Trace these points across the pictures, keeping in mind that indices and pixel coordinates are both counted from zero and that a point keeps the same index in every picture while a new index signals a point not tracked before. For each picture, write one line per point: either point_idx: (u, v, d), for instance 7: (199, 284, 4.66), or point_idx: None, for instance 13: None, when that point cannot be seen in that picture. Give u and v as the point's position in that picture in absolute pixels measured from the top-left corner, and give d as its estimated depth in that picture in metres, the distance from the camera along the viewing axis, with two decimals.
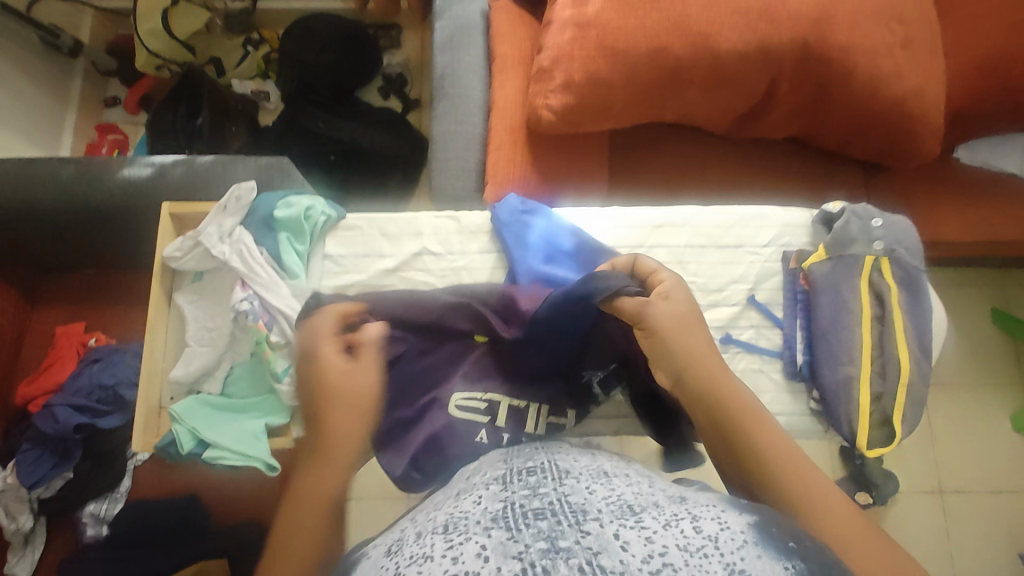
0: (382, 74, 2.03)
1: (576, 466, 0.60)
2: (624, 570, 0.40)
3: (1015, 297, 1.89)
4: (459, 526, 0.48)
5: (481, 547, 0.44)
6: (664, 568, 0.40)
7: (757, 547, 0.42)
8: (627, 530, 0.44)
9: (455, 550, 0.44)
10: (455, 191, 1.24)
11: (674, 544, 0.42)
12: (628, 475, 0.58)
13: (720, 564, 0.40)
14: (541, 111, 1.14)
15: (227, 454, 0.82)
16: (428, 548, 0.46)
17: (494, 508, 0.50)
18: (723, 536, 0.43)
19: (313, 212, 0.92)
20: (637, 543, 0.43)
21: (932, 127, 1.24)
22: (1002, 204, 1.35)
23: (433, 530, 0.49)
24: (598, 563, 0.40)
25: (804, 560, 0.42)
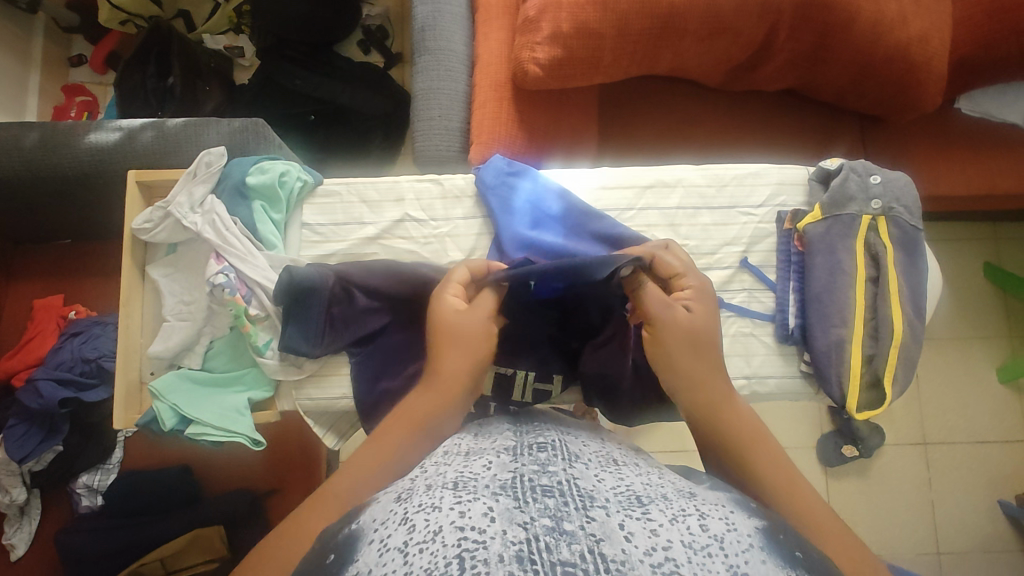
0: (361, 27, 1.93)
1: (586, 450, 0.59)
2: (626, 559, 0.39)
3: (1009, 250, 1.88)
4: (468, 486, 0.47)
5: (487, 509, 0.43)
6: (667, 563, 0.39)
7: (763, 552, 0.42)
8: (633, 521, 0.43)
9: (463, 505, 0.44)
10: (438, 152, 1.18)
11: (679, 540, 0.41)
12: (636, 465, 0.58)
13: (723, 565, 0.40)
14: (528, 65, 1.08)
15: (210, 430, 0.80)
16: (436, 500, 0.45)
17: (504, 476, 0.49)
18: (729, 538, 0.43)
19: (288, 178, 0.88)
20: (641, 535, 0.41)
21: (936, 77, 1.18)
22: (1001, 157, 1.31)
23: (443, 485, 0.48)
24: (601, 551, 0.39)
25: (808, 570, 0.42)
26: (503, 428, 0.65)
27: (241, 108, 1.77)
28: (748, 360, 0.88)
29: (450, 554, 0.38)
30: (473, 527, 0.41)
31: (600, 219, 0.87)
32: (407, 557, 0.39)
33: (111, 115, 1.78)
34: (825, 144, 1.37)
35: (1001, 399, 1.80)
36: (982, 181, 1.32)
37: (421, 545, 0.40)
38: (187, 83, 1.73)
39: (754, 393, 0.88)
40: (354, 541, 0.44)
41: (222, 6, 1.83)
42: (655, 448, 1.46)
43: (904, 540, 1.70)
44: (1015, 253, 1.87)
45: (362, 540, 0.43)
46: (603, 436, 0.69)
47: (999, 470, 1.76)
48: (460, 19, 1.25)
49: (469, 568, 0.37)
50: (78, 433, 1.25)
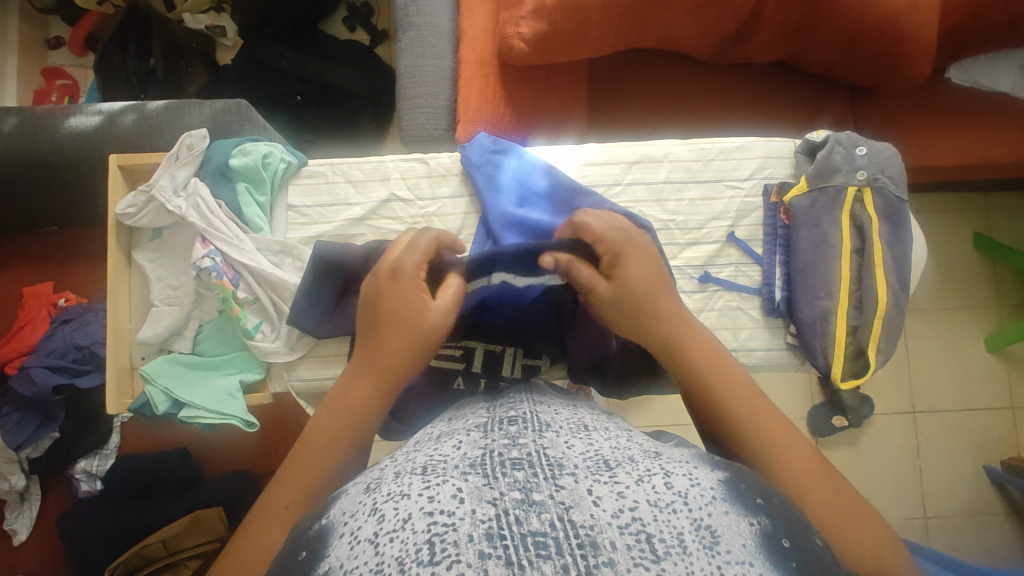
0: (346, 3, 1.89)
1: (557, 419, 0.59)
2: (594, 524, 0.40)
3: (998, 219, 1.88)
4: (437, 468, 0.48)
5: (456, 491, 0.44)
6: (634, 523, 0.41)
7: (725, 504, 0.44)
8: (600, 485, 0.44)
9: (432, 489, 0.45)
10: (425, 131, 1.17)
11: (645, 500, 0.43)
12: (607, 429, 0.59)
13: (688, 520, 0.42)
14: (513, 41, 1.06)
15: (202, 413, 0.81)
16: (405, 487, 0.46)
17: (473, 454, 0.50)
18: (694, 493, 0.45)
19: (271, 159, 0.87)
20: (609, 498, 0.43)
21: (927, 47, 1.17)
22: (991, 126, 1.31)
23: (412, 471, 0.49)
24: (570, 517, 0.40)
25: (770, 517, 0.44)
26: (480, 407, 0.66)
27: (225, 90, 1.74)
28: (735, 334, 0.89)
29: (421, 540, 0.40)
30: (442, 511, 0.42)
31: (587, 195, 0.87)
32: (379, 547, 0.41)
33: (94, 99, 1.75)
34: (815, 117, 1.36)
35: (988, 367, 1.82)
36: (972, 151, 1.32)
37: (391, 534, 0.41)
38: (169, 65, 1.70)
39: (741, 365, 0.89)
40: (326, 534, 0.45)
41: None
42: (649, 421, 1.48)
43: (892, 506, 1.75)
44: (1004, 221, 1.88)
45: (333, 534, 0.45)
46: (583, 405, 0.71)
47: (986, 436, 1.79)
48: None
49: (440, 552, 0.39)
50: (74, 419, 1.25)
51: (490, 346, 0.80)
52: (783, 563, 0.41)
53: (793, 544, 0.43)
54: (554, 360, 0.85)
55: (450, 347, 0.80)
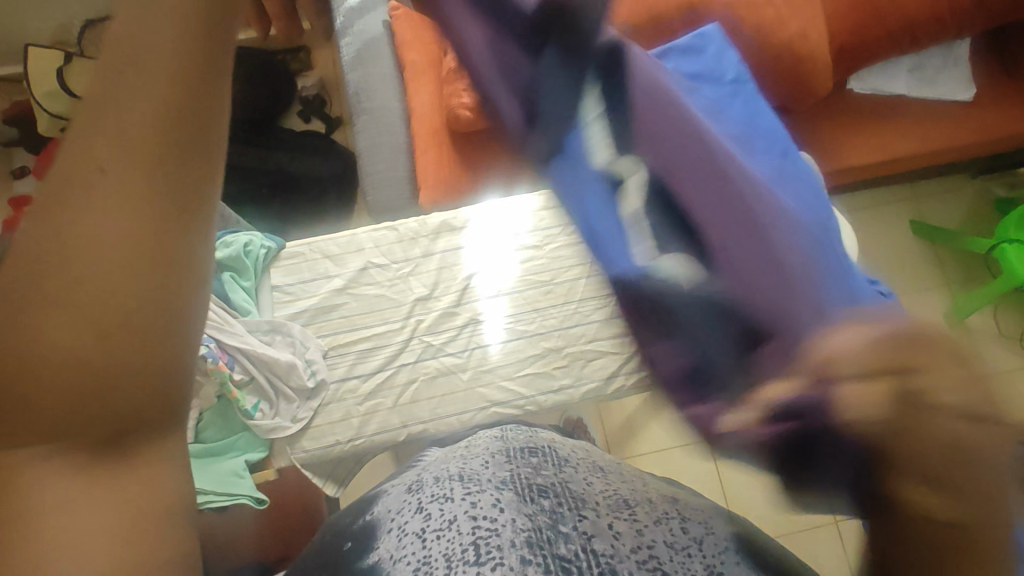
0: (299, 98, 2.06)
1: (572, 456, 0.73)
2: (613, 552, 0.53)
3: (926, 208, 2.10)
4: (474, 479, 0.61)
5: (495, 499, 0.57)
6: (650, 560, 0.52)
7: (736, 555, 0.54)
8: (620, 522, 0.57)
9: (473, 496, 0.58)
10: (391, 201, 1.25)
11: (660, 539, 0.55)
12: (619, 470, 0.72)
13: (700, 563, 0.52)
14: (459, 111, 1.17)
15: (211, 498, 0.81)
16: (448, 492, 0.59)
17: (503, 473, 0.63)
18: (707, 540, 0.55)
19: (252, 247, 0.93)
20: (628, 534, 0.55)
21: (823, 64, 1.37)
22: (884, 123, 1.58)
23: (451, 477, 0.62)
24: (593, 546, 0.53)
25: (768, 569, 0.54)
26: (486, 437, 0.76)
27: None
28: None
29: (466, 540, 0.52)
30: (484, 518, 0.54)
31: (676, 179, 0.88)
32: (426, 541, 0.54)
33: None
34: None
35: None
36: (881, 147, 1.57)
37: (438, 531, 0.54)
38: None
39: None
40: (374, 528, 0.59)
41: None
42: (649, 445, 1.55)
43: None
44: (931, 209, 2.09)
45: (382, 527, 0.58)
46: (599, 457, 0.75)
47: None
48: (389, 77, 1.33)
49: (485, 553, 0.51)
50: None
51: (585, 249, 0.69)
52: None
53: None
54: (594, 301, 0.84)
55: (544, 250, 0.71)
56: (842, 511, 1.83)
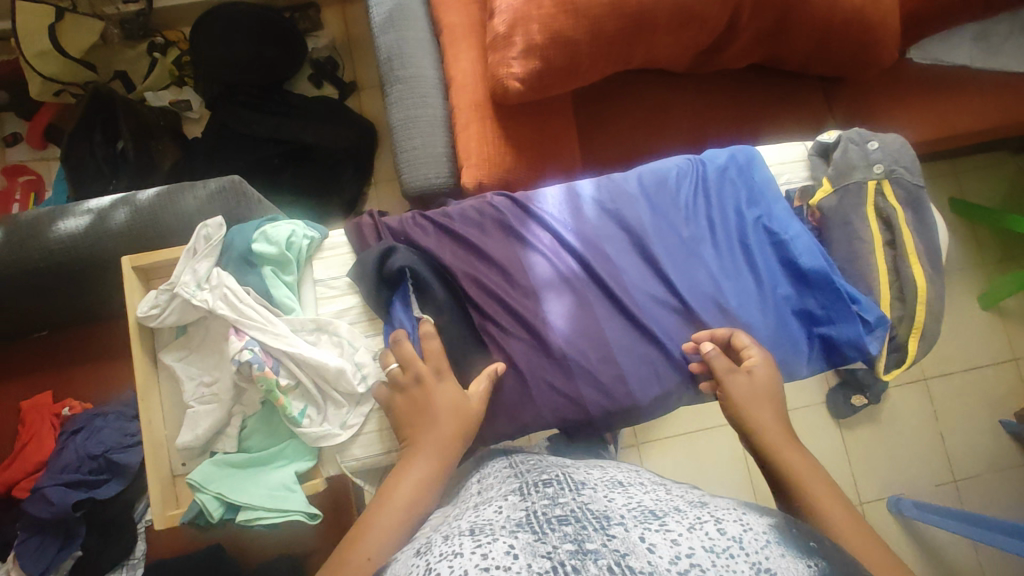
0: (310, 61, 1.92)
1: (590, 478, 0.67)
2: (653, 569, 0.45)
3: (968, 184, 2.01)
4: (486, 529, 0.55)
5: (509, 546, 0.50)
6: (692, 568, 0.45)
7: (781, 547, 0.48)
8: (653, 534, 0.50)
9: (484, 547, 0.50)
10: (430, 179, 1.15)
11: (699, 545, 0.48)
12: (641, 483, 0.67)
13: (746, 563, 0.46)
14: (507, 82, 1.06)
15: (262, 514, 0.74)
16: (457, 547, 0.52)
17: (518, 515, 0.57)
18: (747, 537, 0.50)
19: (295, 238, 0.82)
20: (664, 546, 0.48)
21: (891, 30, 1.27)
22: (947, 94, 1.48)
23: (461, 533, 0.55)
24: (627, 563, 0.46)
25: (824, 557, 0.47)
26: (506, 475, 0.71)
27: (200, 165, 1.74)
28: None
29: None
30: (497, 566, 0.47)
31: (739, 229, 0.88)
32: None
33: (62, 191, 1.70)
34: (797, 116, 1.45)
35: (985, 325, 1.93)
36: (936, 125, 1.47)
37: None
38: (138, 146, 1.71)
39: None
40: None
41: (161, 59, 1.83)
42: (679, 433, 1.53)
43: (922, 475, 1.83)
44: (973, 184, 2.00)
45: None
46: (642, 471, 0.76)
47: (997, 390, 1.89)
48: (425, 42, 1.22)
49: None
50: (96, 533, 1.17)
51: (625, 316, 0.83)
52: None
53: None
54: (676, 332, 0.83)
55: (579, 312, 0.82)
56: (867, 495, 1.80)
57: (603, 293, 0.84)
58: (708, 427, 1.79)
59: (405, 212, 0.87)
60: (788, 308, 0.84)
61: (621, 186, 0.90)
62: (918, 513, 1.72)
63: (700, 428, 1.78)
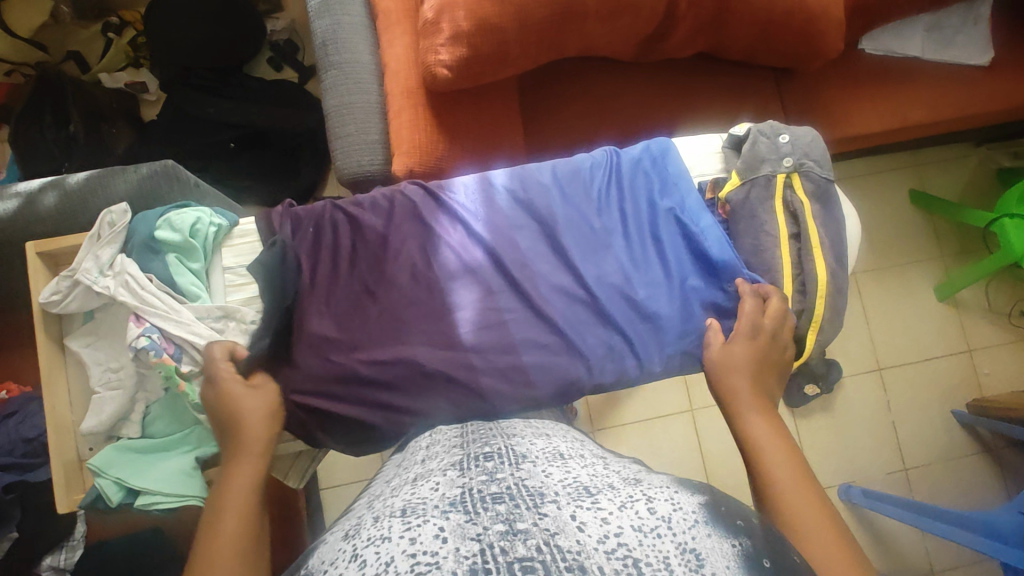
0: (269, 43, 1.90)
1: (533, 449, 0.65)
2: (580, 550, 0.43)
3: (929, 175, 2.01)
4: (417, 509, 0.51)
5: (438, 530, 0.47)
6: (620, 548, 0.44)
7: (708, 526, 0.48)
8: (584, 512, 0.48)
9: (413, 530, 0.47)
10: (363, 166, 1.15)
11: (629, 525, 0.47)
12: (581, 456, 0.65)
13: (673, 543, 0.45)
14: (435, 69, 1.05)
15: (160, 498, 0.77)
16: (385, 530, 0.48)
17: (452, 493, 0.54)
18: (676, 517, 0.48)
19: (200, 226, 0.83)
20: (593, 524, 0.47)
21: (835, 21, 1.26)
22: (898, 85, 1.47)
23: (392, 514, 0.52)
24: (556, 543, 0.44)
25: (750, 535, 0.48)
26: (447, 437, 0.72)
27: (153, 149, 1.73)
28: None
29: None
30: (425, 552, 0.45)
31: (648, 221, 0.89)
32: None
33: (13, 174, 1.69)
34: (748, 105, 1.44)
35: (940, 317, 1.94)
36: (887, 116, 1.47)
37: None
38: (90, 129, 1.68)
39: None
40: None
41: (116, 40, 1.78)
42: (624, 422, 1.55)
43: (872, 463, 1.85)
44: (934, 176, 2.01)
45: None
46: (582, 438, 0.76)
47: (949, 381, 1.91)
48: (361, 27, 1.21)
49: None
50: (32, 516, 1.18)
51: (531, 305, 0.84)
52: None
53: (776, 563, 0.46)
54: (581, 322, 0.84)
55: (486, 302, 0.83)
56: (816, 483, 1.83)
57: (510, 284, 0.85)
58: (662, 416, 1.79)
59: (319, 201, 0.88)
60: (691, 298, 0.85)
61: (533, 177, 0.91)
62: (866, 501, 1.75)
63: (653, 416, 1.79)
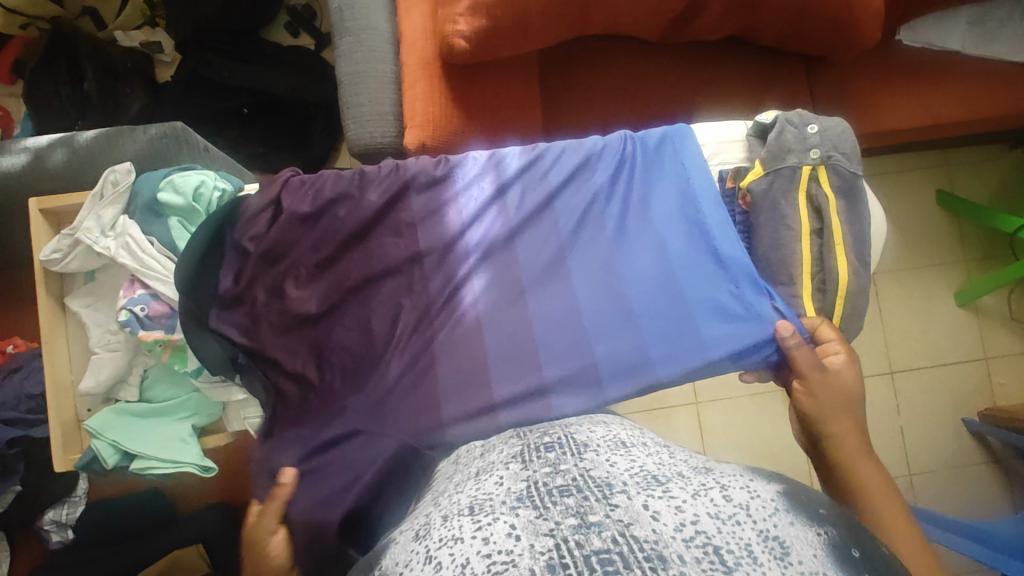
0: (286, 8, 1.86)
1: (593, 438, 0.63)
2: (658, 539, 0.42)
3: (959, 177, 1.94)
4: (484, 506, 0.50)
5: (510, 528, 0.46)
6: (699, 536, 0.42)
7: (789, 515, 0.46)
8: (656, 501, 0.47)
9: (485, 530, 0.46)
10: (375, 139, 1.12)
11: (705, 512, 0.45)
12: (643, 444, 0.63)
13: (755, 531, 0.44)
14: (453, 40, 1.01)
15: (155, 463, 0.78)
16: (456, 530, 0.47)
17: (518, 488, 0.53)
18: (755, 504, 0.47)
19: (204, 190, 0.81)
20: (668, 513, 0.45)
21: (875, 10, 1.20)
22: (937, 79, 1.40)
23: (459, 512, 0.50)
24: (632, 533, 0.43)
25: (833, 525, 0.46)
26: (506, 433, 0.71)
27: (167, 111, 1.71)
28: None
29: None
30: (500, 552, 0.43)
31: (658, 210, 0.87)
32: None
33: (25, 130, 1.68)
34: (776, 94, 1.39)
35: (958, 323, 1.89)
36: (922, 113, 1.40)
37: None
38: (104, 87, 1.67)
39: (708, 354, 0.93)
40: None
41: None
42: None
43: None
44: (965, 177, 1.94)
45: None
46: (603, 417, 0.74)
47: (964, 389, 1.87)
48: None
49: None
50: (35, 471, 1.19)
51: (534, 289, 0.83)
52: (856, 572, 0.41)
53: (863, 555, 0.43)
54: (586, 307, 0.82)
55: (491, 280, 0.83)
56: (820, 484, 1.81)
57: (518, 267, 0.84)
58: (666, 407, 1.77)
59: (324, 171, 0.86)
60: (704, 286, 0.83)
61: (544, 159, 0.89)
62: None
63: (657, 408, 1.77)
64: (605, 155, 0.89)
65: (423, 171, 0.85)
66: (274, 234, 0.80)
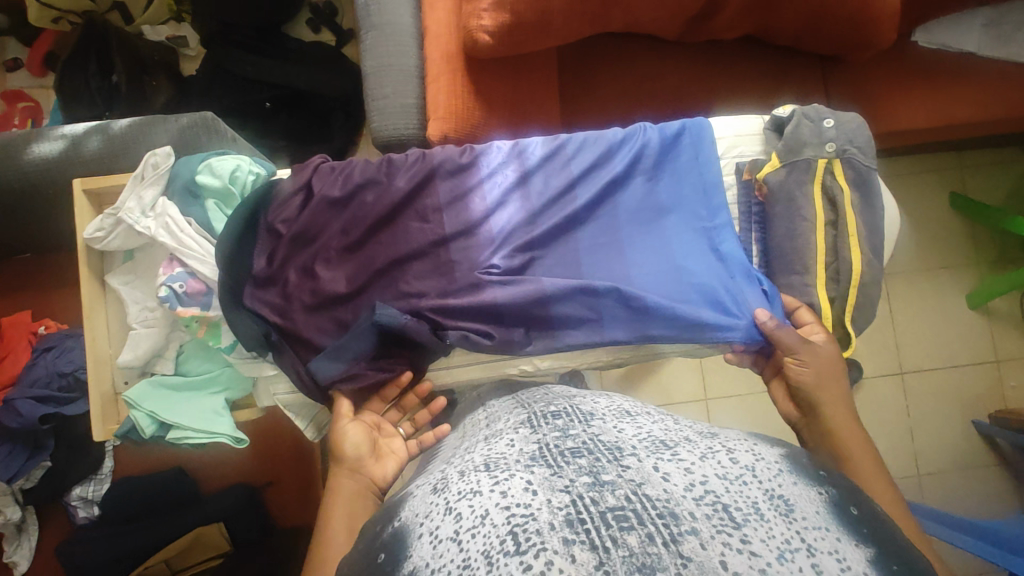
0: (309, 5, 1.90)
1: (598, 407, 0.66)
2: (669, 497, 0.44)
3: (973, 179, 1.94)
4: (500, 464, 0.53)
5: (526, 483, 0.48)
6: (708, 494, 0.45)
7: (793, 475, 0.50)
8: (666, 463, 0.49)
9: (502, 485, 0.49)
10: (398, 130, 1.16)
11: (713, 473, 0.48)
12: (647, 413, 0.65)
13: (761, 490, 0.47)
14: (477, 34, 1.04)
15: (191, 433, 0.81)
16: (475, 484, 0.50)
17: (530, 448, 0.55)
18: (761, 466, 0.50)
19: (240, 173, 0.85)
20: (678, 474, 0.48)
21: (891, 11, 1.22)
22: (953, 80, 1.41)
23: (476, 469, 0.53)
24: (643, 491, 0.45)
25: (833, 485, 0.50)
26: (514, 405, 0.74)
27: (192, 103, 1.75)
28: None
29: (503, 532, 0.43)
30: (518, 504, 0.46)
31: (675, 200, 0.90)
32: (461, 543, 0.44)
33: (56, 120, 1.73)
34: (790, 92, 1.41)
35: (969, 325, 1.90)
36: (937, 114, 1.41)
37: (473, 530, 0.45)
38: (132, 79, 1.71)
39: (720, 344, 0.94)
40: (403, 536, 0.50)
41: None
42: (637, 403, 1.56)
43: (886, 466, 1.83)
44: (978, 180, 1.94)
45: (412, 533, 0.49)
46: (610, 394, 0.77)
47: (974, 391, 1.87)
48: None
49: (525, 541, 0.42)
50: (64, 447, 1.23)
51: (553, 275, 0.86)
52: (856, 530, 0.45)
53: (860, 511, 0.48)
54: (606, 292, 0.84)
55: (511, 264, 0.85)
56: None
57: (537, 252, 0.87)
58: (676, 402, 1.79)
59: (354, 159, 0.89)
60: (700, 268, 0.85)
61: (566, 149, 0.91)
62: None
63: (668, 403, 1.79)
64: (626, 146, 0.92)
65: (449, 159, 0.88)
66: (305, 218, 0.83)
